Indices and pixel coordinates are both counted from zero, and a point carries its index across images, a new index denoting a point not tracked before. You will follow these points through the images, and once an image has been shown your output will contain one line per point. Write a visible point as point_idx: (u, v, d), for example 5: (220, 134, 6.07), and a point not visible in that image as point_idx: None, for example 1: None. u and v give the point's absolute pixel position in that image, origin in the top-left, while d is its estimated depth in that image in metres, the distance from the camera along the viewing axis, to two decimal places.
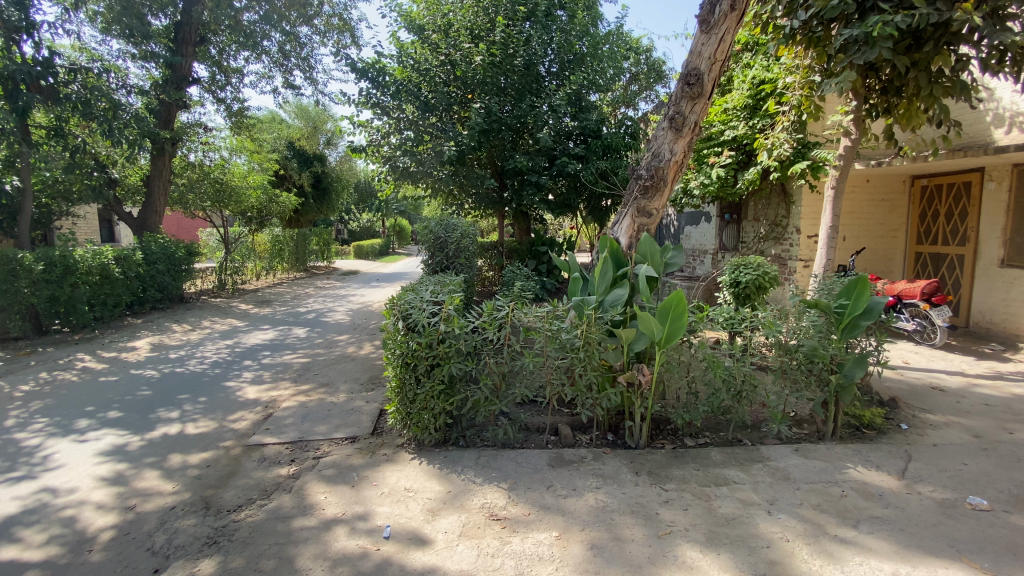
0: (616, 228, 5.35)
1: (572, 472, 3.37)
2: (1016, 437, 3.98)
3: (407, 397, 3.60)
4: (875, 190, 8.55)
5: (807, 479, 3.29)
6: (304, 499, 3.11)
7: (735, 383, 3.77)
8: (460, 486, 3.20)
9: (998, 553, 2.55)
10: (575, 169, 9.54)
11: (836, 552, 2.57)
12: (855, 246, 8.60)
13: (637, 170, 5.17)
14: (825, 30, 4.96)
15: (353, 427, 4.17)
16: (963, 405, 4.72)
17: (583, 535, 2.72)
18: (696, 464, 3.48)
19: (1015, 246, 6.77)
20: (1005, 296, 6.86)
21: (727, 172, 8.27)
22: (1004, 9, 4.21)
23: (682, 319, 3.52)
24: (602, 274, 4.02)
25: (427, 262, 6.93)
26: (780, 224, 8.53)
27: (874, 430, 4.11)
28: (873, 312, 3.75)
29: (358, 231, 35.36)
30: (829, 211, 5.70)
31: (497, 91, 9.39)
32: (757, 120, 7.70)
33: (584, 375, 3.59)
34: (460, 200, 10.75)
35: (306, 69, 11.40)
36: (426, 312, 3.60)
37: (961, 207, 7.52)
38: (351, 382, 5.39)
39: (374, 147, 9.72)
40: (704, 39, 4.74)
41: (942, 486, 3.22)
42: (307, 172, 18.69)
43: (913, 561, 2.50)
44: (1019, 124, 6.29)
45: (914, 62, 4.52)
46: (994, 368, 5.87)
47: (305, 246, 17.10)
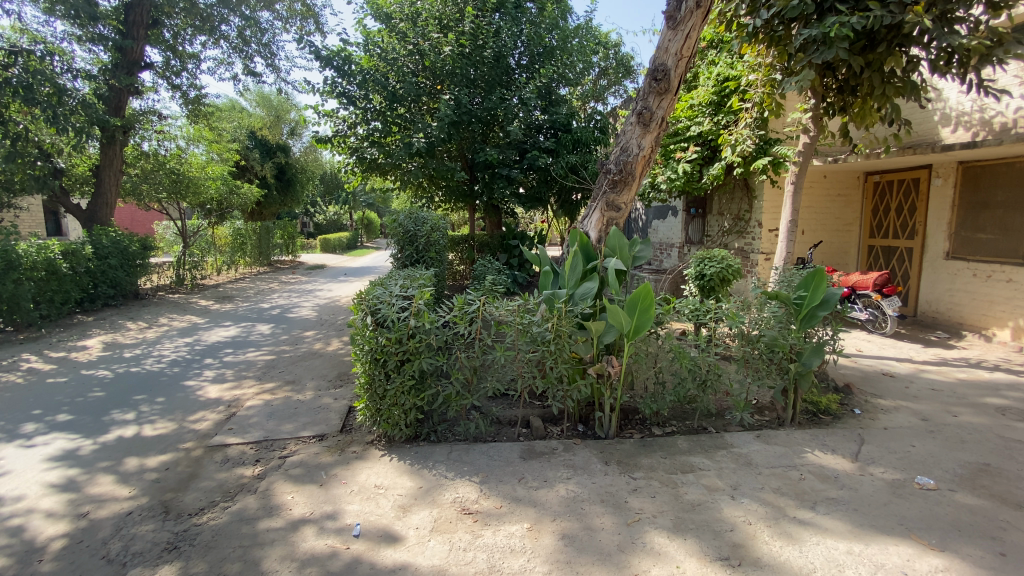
0: (586, 222, 5.39)
1: (543, 464, 3.40)
2: (960, 420, 4.24)
3: (377, 394, 3.54)
4: (832, 186, 8.89)
5: (767, 464, 3.43)
6: (269, 500, 3.03)
7: (700, 373, 3.88)
8: (431, 481, 3.19)
9: (943, 530, 2.71)
10: (545, 163, 9.45)
11: (796, 533, 2.68)
12: (813, 239, 8.95)
13: (606, 165, 5.22)
14: (786, 29, 5.09)
15: (321, 425, 4.09)
16: (911, 390, 4.99)
17: (555, 526, 2.75)
18: (663, 453, 3.57)
19: (961, 240, 7.17)
20: (950, 287, 7.29)
21: (693, 168, 8.45)
22: (951, 12, 4.40)
23: (651, 311, 3.58)
24: (573, 267, 4.05)
25: (396, 256, 6.82)
26: (743, 218, 8.78)
27: (830, 415, 4.29)
28: (829, 303, 3.90)
29: (324, 224, 34.39)
30: (789, 205, 5.89)
31: (466, 82, 9.28)
32: (722, 117, 7.90)
33: (554, 368, 3.62)
34: (430, 191, 10.75)
35: (268, 56, 10.98)
36: (395, 307, 3.53)
37: (910, 202, 7.92)
38: (318, 379, 5.28)
39: (341, 137, 9.72)
40: (670, 35, 4.80)
41: (892, 467, 3.40)
42: (270, 163, 18.10)
43: (866, 540, 2.64)
44: (964, 123, 6.66)
45: (869, 62, 4.72)
46: (939, 355, 6.23)
47: (268, 240, 16.61)
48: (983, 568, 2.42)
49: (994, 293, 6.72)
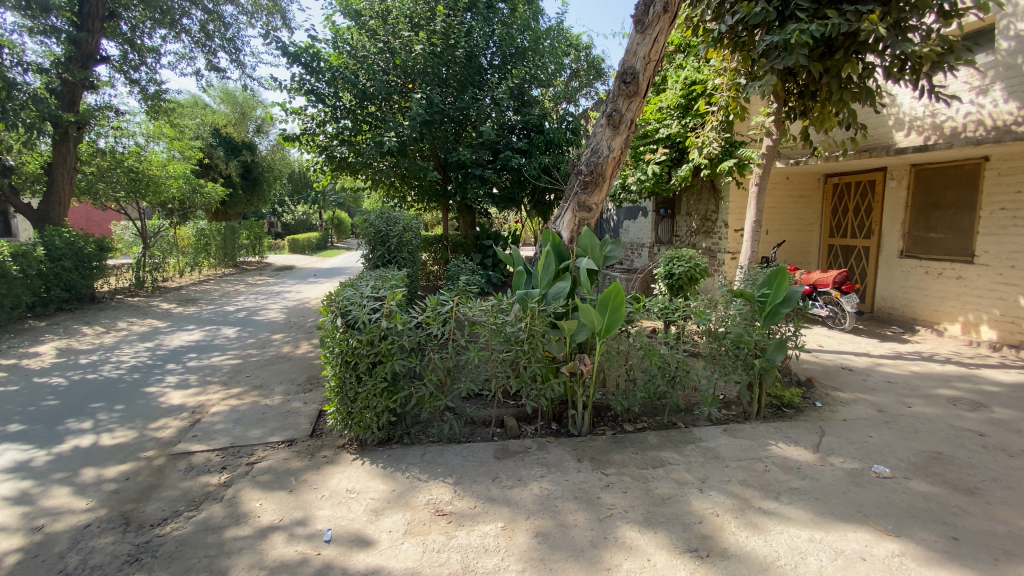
0: (558, 222, 5.43)
1: (517, 463, 3.41)
2: (913, 410, 4.46)
3: (348, 397, 3.48)
4: (795, 188, 9.21)
5: (734, 457, 3.53)
6: (237, 508, 2.95)
7: (669, 370, 3.97)
8: (404, 484, 3.16)
9: (899, 516, 2.84)
10: (518, 163, 9.47)
11: (761, 523, 2.77)
12: (777, 239, 9.26)
13: (577, 166, 5.28)
14: (749, 35, 5.26)
15: (291, 430, 4.00)
16: (868, 383, 5.23)
17: (529, 524, 2.77)
18: (635, 448, 3.64)
19: (913, 239, 7.54)
20: (904, 284, 7.65)
21: (662, 169, 8.63)
22: (905, 21, 4.61)
23: (621, 310, 3.64)
24: (545, 267, 4.08)
25: (368, 256, 6.72)
26: (710, 218, 9.02)
27: (793, 409, 4.45)
28: (791, 300, 4.04)
29: (292, 224, 33.50)
30: (754, 206, 6.07)
31: (438, 81, 9.23)
32: (689, 119, 8.09)
33: (528, 367, 3.65)
34: (402, 191, 10.66)
35: (232, 51, 10.67)
36: (366, 308, 3.48)
37: (867, 203, 8.28)
38: (288, 383, 5.16)
39: (309, 135, 9.54)
40: (639, 39, 4.88)
41: (851, 457, 3.55)
42: (235, 161, 17.58)
43: (826, 527, 2.75)
44: (916, 128, 7.00)
45: (828, 68, 4.91)
46: (894, 349, 6.53)
47: (233, 240, 16.12)
48: (935, 551, 2.54)
49: (944, 289, 7.08)
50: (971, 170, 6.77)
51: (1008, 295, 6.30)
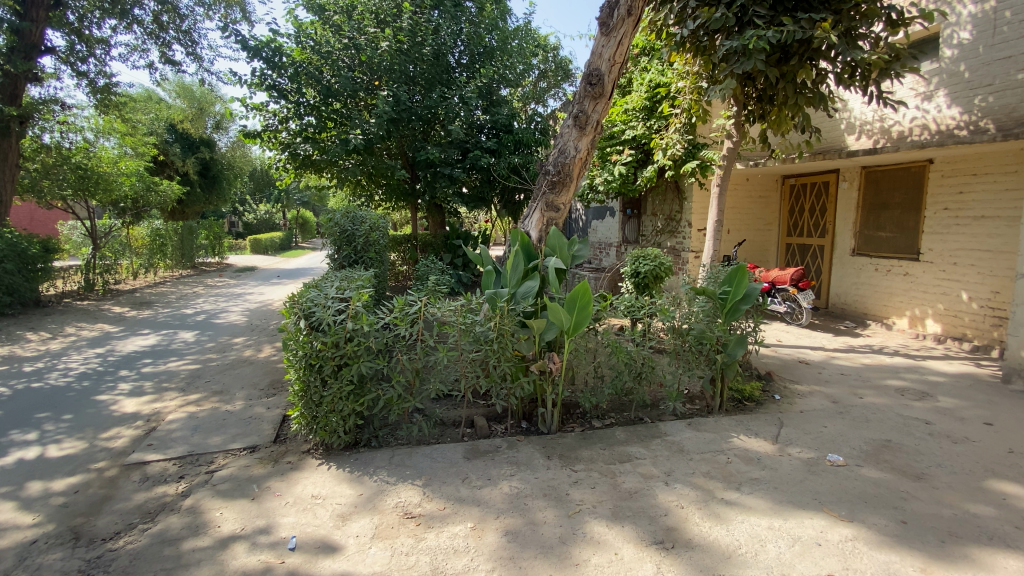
0: (526, 222, 5.45)
1: (487, 462, 3.42)
2: (864, 401, 4.69)
3: (313, 401, 3.41)
4: (754, 188, 9.53)
5: (697, 450, 3.63)
6: (196, 518, 2.85)
7: (636, 366, 4.06)
8: (372, 487, 3.11)
9: (851, 502, 2.99)
10: (487, 163, 9.43)
11: (723, 514, 2.86)
12: (738, 238, 9.56)
13: (545, 166, 5.31)
14: (710, 40, 5.41)
15: (253, 436, 3.89)
16: (823, 375, 5.47)
17: (498, 523, 2.78)
18: (603, 444, 3.70)
19: (864, 238, 7.91)
20: (856, 280, 8.03)
21: (628, 170, 8.79)
22: (854, 30, 4.83)
23: (589, 308, 3.69)
24: (514, 267, 4.08)
25: (333, 257, 6.57)
26: (675, 218, 9.24)
27: (753, 402, 4.61)
28: (750, 297, 4.18)
29: (254, 223, 32.37)
30: (715, 207, 6.25)
31: (405, 79, 9.12)
32: (654, 122, 8.26)
33: (497, 366, 3.65)
34: (369, 189, 10.48)
35: (188, 44, 10.24)
36: (330, 310, 3.40)
37: (821, 203, 8.65)
38: (250, 388, 5.00)
39: (271, 132, 9.28)
40: (604, 41, 4.96)
41: (808, 447, 3.71)
42: (192, 158, 16.87)
43: (784, 515, 2.86)
44: (866, 132, 7.35)
45: (784, 74, 5.09)
46: (847, 343, 6.85)
47: (191, 240, 15.48)
48: (884, 534, 2.68)
49: (892, 285, 7.46)
50: (916, 173, 7.15)
51: (951, 290, 6.69)
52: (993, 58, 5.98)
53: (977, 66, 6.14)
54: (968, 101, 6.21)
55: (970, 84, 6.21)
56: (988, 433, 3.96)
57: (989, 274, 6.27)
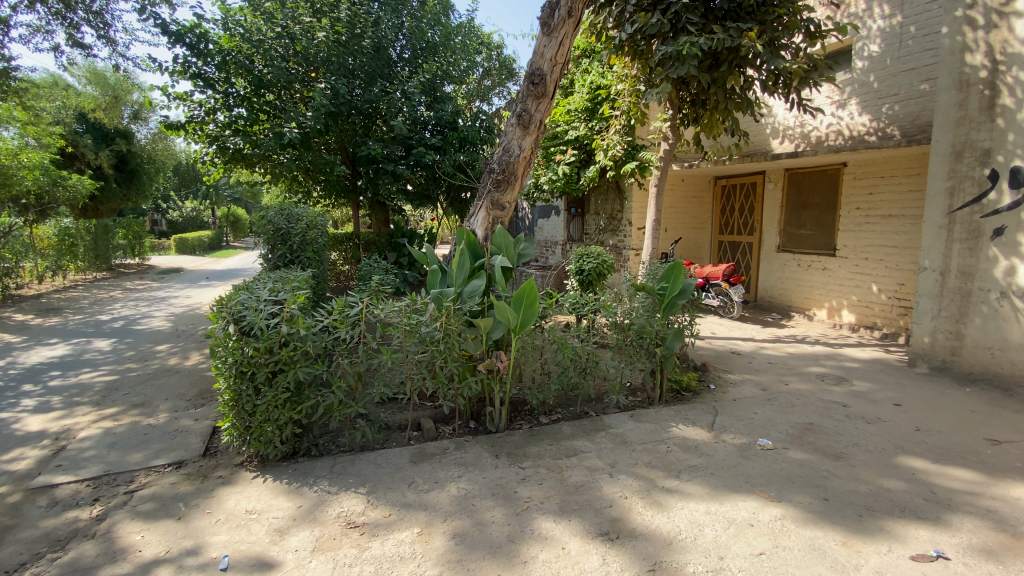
0: (472, 220, 5.41)
1: (434, 465, 3.36)
2: (790, 387, 5.04)
3: (245, 411, 3.22)
4: (690, 188, 9.97)
5: (640, 441, 3.75)
6: (113, 544, 2.61)
7: (580, 361, 4.14)
8: (312, 498, 2.98)
9: (779, 483, 3.19)
10: (432, 160, 9.28)
11: (664, 502, 2.97)
12: (675, 236, 9.98)
13: (489, 164, 5.30)
14: (646, 44, 5.60)
15: (179, 450, 3.62)
16: (754, 364, 5.82)
17: (445, 526, 2.74)
18: (550, 440, 3.74)
19: (788, 235, 8.48)
20: (781, 275, 8.60)
21: (571, 169, 8.95)
22: (778, 40, 5.14)
23: (535, 306, 3.71)
24: (460, 266, 4.02)
25: (267, 257, 6.23)
26: (617, 217, 9.52)
27: (691, 392, 4.82)
28: (687, 292, 4.35)
29: (180, 221, 30.23)
30: (654, 206, 6.48)
31: (344, 72, 8.80)
32: (595, 123, 8.46)
33: (444, 367, 3.59)
34: (307, 186, 10.04)
35: (100, 26, 9.36)
36: (263, 313, 3.21)
37: (750, 203, 9.19)
38: (175, 399, 4.65)
39: (197, 124, 8.68)
40: (545, 41, 5.01)
41: (741, 433, 3.93)
42: (107, 151, 15.41)
43: (720, 499, 3.01)
44: (789, 136, 7.89)
45: (715, 79, 5.35)
46: (774, 334, 7.32)
47: (107, 240, 14.22)
48: (809, 512, 2.88)
49: (813, 279, 8.06)
50: (833, 175, 7.74)
51: (863, 283, 7.30)
52: (899, 70, 6.56)
53: (885, 77, 6.71)
54: (877, 109, 6.79)
55: (879, 93, 6.78)
56: (897, 413, 4.36)
57: (895, 268, 6.89)
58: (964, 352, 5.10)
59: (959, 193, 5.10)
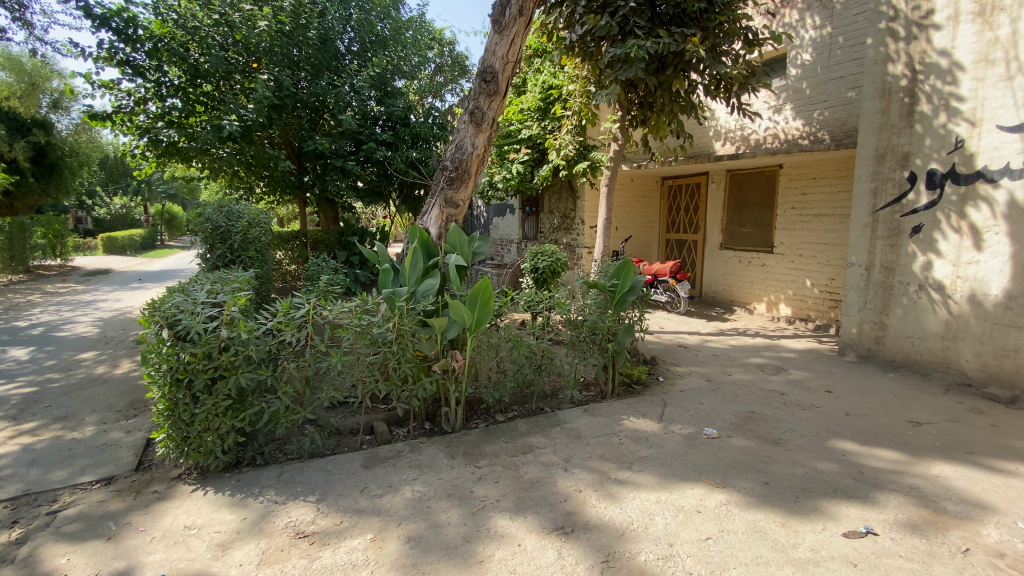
0: (424, 218, 5.34)
1: (387, 469, 3.29)
2: (733, 378, 5.29)
3: (182, 420, 3.03)
4: (639, 188, 10.26)
5: (593, 434, 3.83)
6: (32, 570, 2.39)
7: (535, 358, 4.19)
8: (258, 510, 2.85)
9: (724, 470, 3.34)
10: (383, 156, 9.08)
11: (617, 493, 3.05)
12: (626, 234, 10.24)
13: (442, 161, 5.24)
14: (596, 46, 5.70)
15: (109, 465, 3.37)
16: (700, 357, 6.07)
17: (400, 530, 2.69)
18: (505, 438, 3.75)
19: (730, 233, 8.89)
20: (724, 271, 9.01)
21: (525, 168, 9.01)
22: (719, 46, 5.35)
23: (491, 305, 3.70)
24: (413, 265, 3.95)
25: (206, 257, 5.89)
26: (570, 216, 9.67)
27: (641, 384, 4.97)
28: (636, 289, 4.48)
29: (108, 219, 28.10)
30: (605, 205, 6.61)
31: (289, 63, 8.44)
32: (548, 122, 8.54)
33: (397, 369, 3.53)
34: (249, 182, 9.57)
35: (14, 7, 8.52)
36: (200, 317, 3.04)
37: (695, 203, 9.56)
38: (103, 411, 4.32)
39: (125, 114, 8.09)
40: (497, 39, 4.99)
41: (688, 423, 4.08)
42: (24, 143, 14.09)
43: (669, 488, 3.12)
44: (730, 139, 8.26)
45: (661, 82, 5.52)
46: (719, 327, 7.66)
47: (22, 240, 13.01)
48: (751, 496, 3.03)
49: (753, 275, 8.49)
50: (770, 176, 8.18)
51: (798, 278, 7.77)
52: (828, 78, 7.00)
53: (815, 84, 7.15)
54: (809, 114, 7.23)
55: (811, 99, 7.21)
56: (828, 399, 4.67)
57: (826, 264, 7.37)
58: (886, 341, 5.52)
59: (881, 194, 5.51)
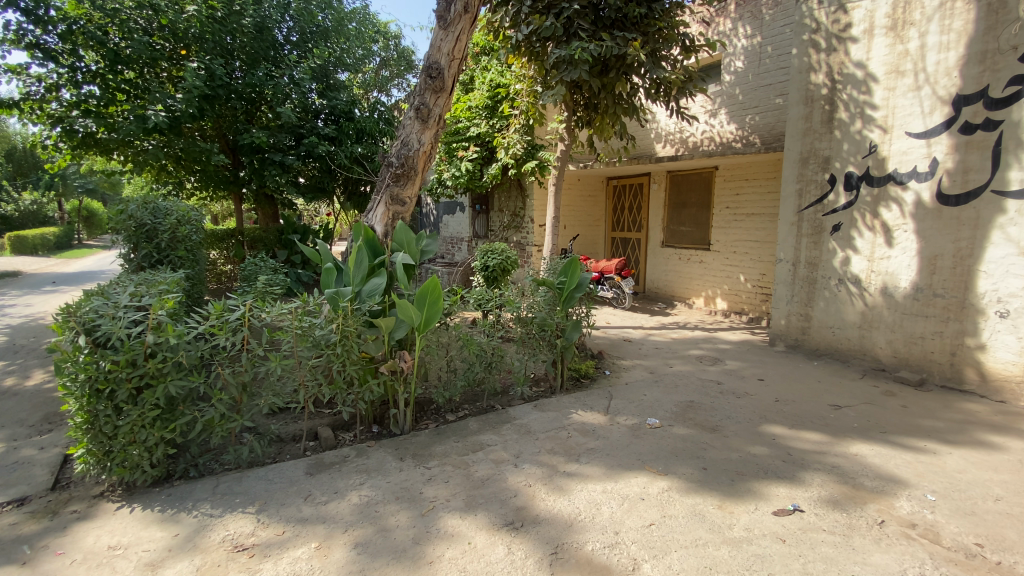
0: (369, 216, 5.21)
1: (333, 475, 3.20)
2: (674, 369, 5.53)
3: (104, 433, 2.82)
4: (585, 188, 10.48)
5: (543, 429, 3.89)
6: None
7: (486, 356, 4.20)
8: (192, 525, 2.69)
9: (667, 458, 3.49)
10: (326, 151, 8.78)
11: (565, 486, 3.11)
12: (573, 233, 10.43)
13: (387, 157, 5.13)
14: (542, 47, 5.78)
15: (20, 485, 3.08)
16: (644, 350, 6.30)
17: (346, 536, 2.63)
18: (456, 437, 3.74)
19: (671, 232, 9.26)
20: (666, 268, 9.37)
21: (474, 166, 8.98)
22: (659, 51, 5.55)
23: (440, 304, 3.66)
24: (358, 263, 3.79)
25: (129, 258, 5.48)
26: (519, 215, 9.75)
27: (588, 378, 5.10)
28: (583, 286, 4.58)
29: (15, 216, 25.50)
30: (553, 203, 6.71)
31: (222, 52, 7.99)
32: (496, 121, 8.57)
33: (342, 371, 3.44)
34: (179, 176, 8.98)
35: None
36: (122, 322, 2.83)
37: (637, 202, 9.88)
38: (11, 427, 3.93)
39: (35, 102, 7.38)
40: (442, 35, 4.95)
41: (633, 414, 4.23)
42: None
43: (615, 477, 3.22)
44: (670, 141, 8.61)
45: (605, 84, 5.66)
46: (662, 321, 7.97)
47: None
48: (691, 481, 3.19)
49: (692, 271, 8.89)
50: (706, 177, 8.58)
51: (733, 274, 8.20)
52: (759, 85, 7.43)
53: (747, 90, 7.57)
54: (742, 119, 7.65)
55: (743, 105, 7.63)
56: (760, 387, 4.97)
57: (758, 260, 7.83)
58: (812, 331, 5.94)
59: (805, 194, 5.92)
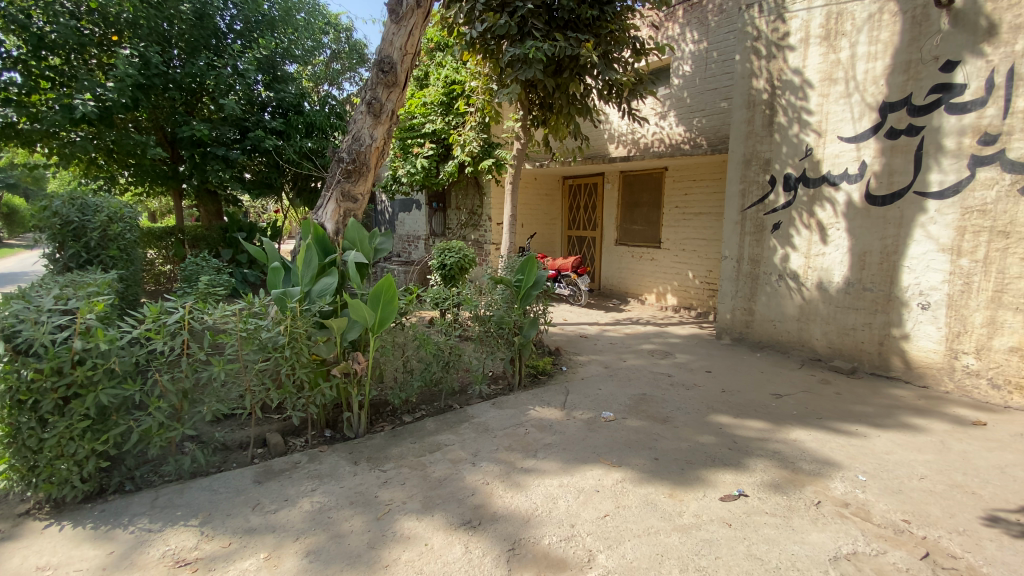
0: (320, 213, 5.05)
1: (283, 482, 3.10)
2: (628, 363, 5.69)
3: (26, 448, 2.61)
4: (541, 187, 10.58)
5: (500, 427, 3.90)
6: None
7: (443, 356, 4.17)
8: (128, 541, 2.53)
9: (621, 450, 3.58)
10: (274, 146, 8.45)
11: (522, 482, 3.14)
12: (530, 231, 10.51)
13: (338, 153, 4.99)
14: (496, 45, 5.78)
15: None
16: (599, 346, 6.43)
17: (298, 545, 2.55)
18: (412, 438, 3.70)
19: (624, 230, 9.49)
20: (620, 265, 9.60)
21: (430, 163, 8.88)
22: (610, 53, 5.67)
23: (394, 303, 3.61)
24: (307, 262, 3.68)
25: (54, 258, 5.08)
26: (476, 213, 9.73)
27: (545, 375, 5.16)
28: (540, 283, 4.64)
29: None
30: (509, 202, 6.73)
31: (159, 38, 7.53)
32: (452, 118, 8.51)
33: (292, 375, 3.32)
34: (111, 170, 8.39)
35: None
36: (46, 327, 2.63)
37: (592, 201, 10.07)
38: None
39: None
40: (394, 29, 4.86)
41: (589, 409, 4.32)
42: None
43: (572, 471, 3.28)
44: (622, 142, 8.82)
45: (559, 84, 5.72)
46: (616, 317, 8.15)
47: None
48: (644, 472, 3.28)
49: (644, 268, 9.14)
50: (657, 177, 8.85)
51: (683, 270, 8.50)
52: (705, 88, 7.73)
53: (695, 94, 7.85)
54: (690, 121, 7.93)
55: (691, 108, 7.91)
56: (708, 378, 5.19)
57: (705, 257, 8.15)
58: (755, 324, 6.25)
59: (749, 194, 6.21)
